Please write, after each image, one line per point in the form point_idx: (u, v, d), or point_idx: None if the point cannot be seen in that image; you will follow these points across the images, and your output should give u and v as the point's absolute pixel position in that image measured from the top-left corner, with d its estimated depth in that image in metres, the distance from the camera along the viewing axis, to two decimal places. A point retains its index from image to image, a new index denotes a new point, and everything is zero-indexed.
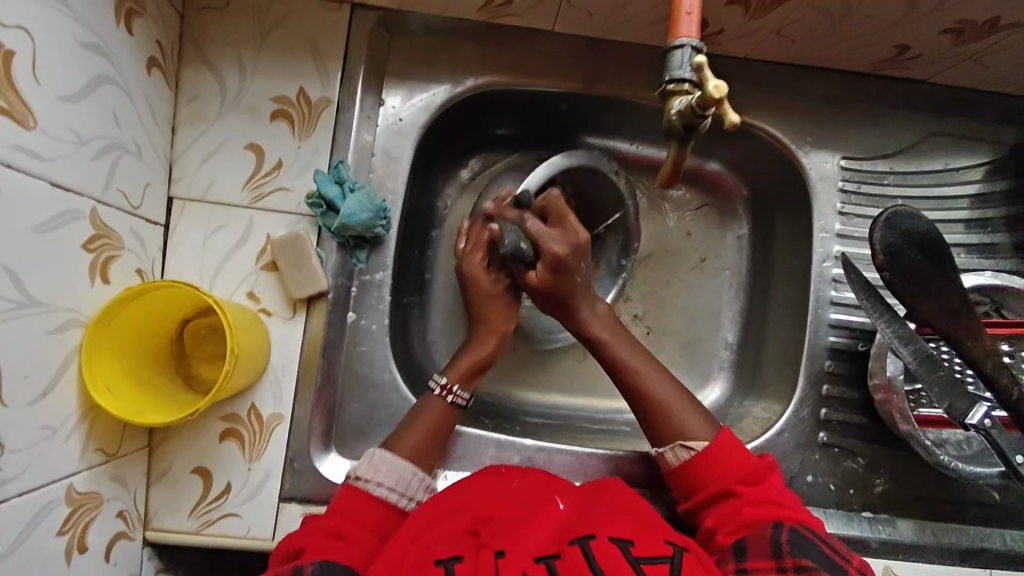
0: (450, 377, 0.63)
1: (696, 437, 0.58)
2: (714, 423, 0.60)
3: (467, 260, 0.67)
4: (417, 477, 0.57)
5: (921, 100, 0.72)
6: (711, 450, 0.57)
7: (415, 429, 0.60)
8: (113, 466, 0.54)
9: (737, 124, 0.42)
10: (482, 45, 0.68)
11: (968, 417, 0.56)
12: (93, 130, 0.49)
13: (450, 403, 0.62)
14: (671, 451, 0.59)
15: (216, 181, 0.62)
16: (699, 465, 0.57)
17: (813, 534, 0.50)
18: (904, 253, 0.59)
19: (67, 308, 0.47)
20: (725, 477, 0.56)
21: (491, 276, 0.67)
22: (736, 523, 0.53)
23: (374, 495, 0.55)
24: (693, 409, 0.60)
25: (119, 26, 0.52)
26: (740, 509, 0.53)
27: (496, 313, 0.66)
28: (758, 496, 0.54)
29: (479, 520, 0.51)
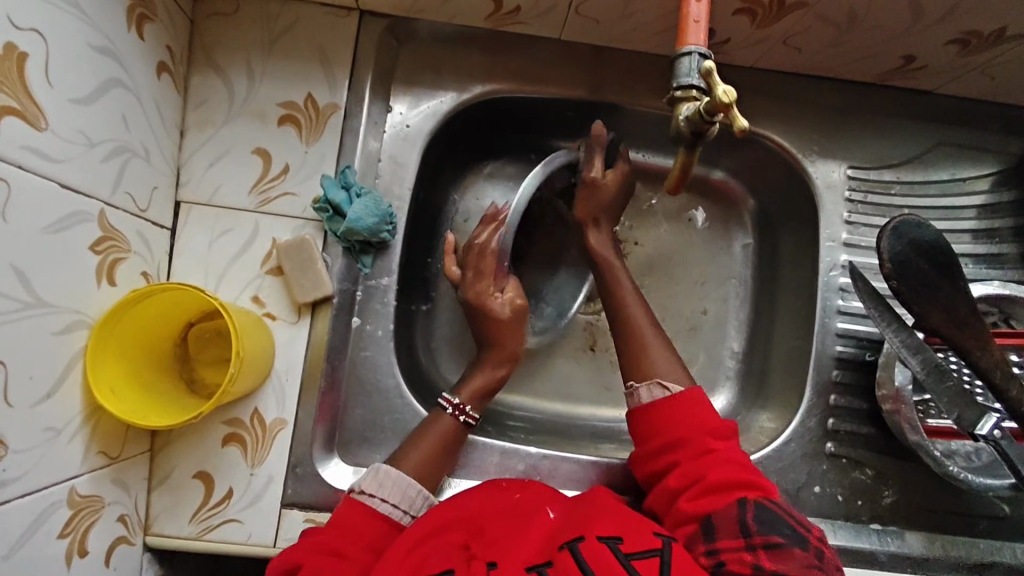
0: (462, 397, 0.63)
1: (672, 380, 0.59)
2: (689, 377, 0.60)
3: (468, 286, 0.65)
4: (421, 494, 0.57)
5: (927, 110, 0.72)
6: (679, 399, 0.57)
7: (424, 445, 0.60)
8: (115, 469, 0.54)
9: (746, 128, 0.41)
10: (489, 52, 0.68)
11: (977, 429, 0.56)
12: (103, 132, 0.50)
13: (461, 422, 0.62)
14: (645, 389, 0.59)
15: (223, 185, 0.62)
16: (665, 411, 0.57)
17: (779, 509, 0.49)
18: (911, 263, 0.59)
19: (73, 309, 0.47)
20: (687, 429, 0.56)
21: (498, 299, 0.65)
22: (702, 483, 0.52)
23: (377, 511, 0.54)
24: (668, 353, 0.62)
25: (130, 31, 0.53)
26: (704, 469, 0.53)
27: (503, 335, 0.65)
28: (722, 455, 0.54)
29: (473, 533, 0.51)
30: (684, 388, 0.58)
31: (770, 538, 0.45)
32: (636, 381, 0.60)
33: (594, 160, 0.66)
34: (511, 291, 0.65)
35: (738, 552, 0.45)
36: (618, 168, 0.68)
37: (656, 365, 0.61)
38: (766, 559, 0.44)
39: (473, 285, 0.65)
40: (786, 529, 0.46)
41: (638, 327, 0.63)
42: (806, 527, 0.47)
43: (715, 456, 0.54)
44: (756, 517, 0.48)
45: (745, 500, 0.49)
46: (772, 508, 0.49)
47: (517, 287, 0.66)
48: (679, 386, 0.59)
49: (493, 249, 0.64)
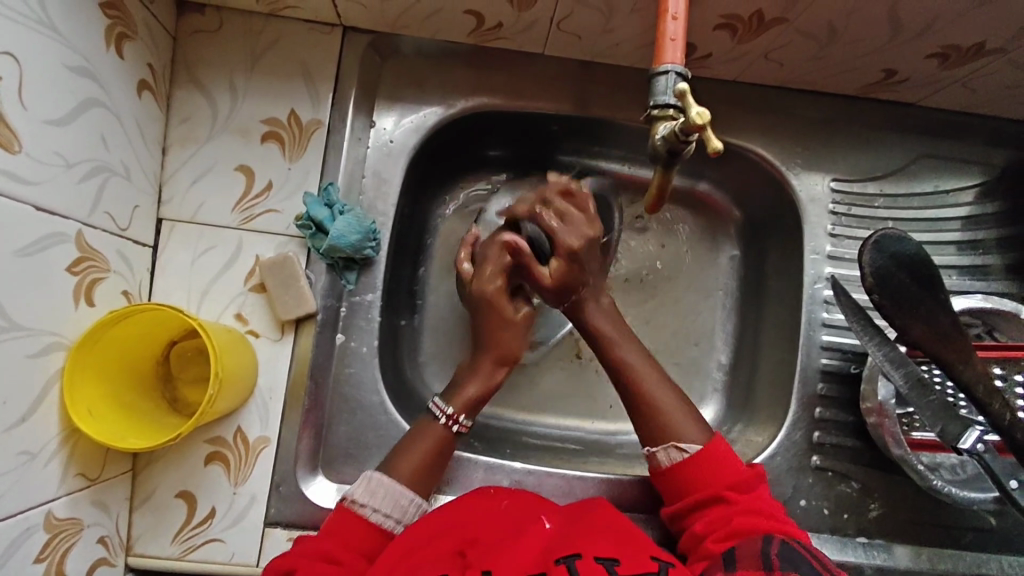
0: (454, 406, 0.61)
1: (690, 439, 0.58)
2: (707, 430, 0.59)
3: (482, 281, 0.63)
4: (414, 503, 0.56)
5: (910, 122, 0.73)
6: (702, 454, 0.57)
7: (410, 458, 0.58)
8: (95, 490, 0.53)
9: (720, 149, 0.41)
10: (473, 68, 0.68)
11: (961, 442, 0.55)
12: (80, 153, 0.49)
13: (454, 432, 0.60)
14: (664, 451, 0.58)
15: (206, 203, 0.62)
16: (689, 469, 0.57)
17: (803, 549, 0.49)
18: (892, 276, 0.59)
19: (50, 331, 0.47)
20: (715, 484, 0.55)
21: (512, 303, 0.63)
22: (727, 530, 0.52)
23: (369, 521, 0.54)
24: (687, 416, 0.59)
25: (110, 50, 0.53)
26: (731, 517, 0.53)
27: (504, 339, 0.63)
28: (748, 504, 0.53)
29: (466, 541, 0.50)
30: (703, 443, 0.58)
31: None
32: (653, 445, 0.59)
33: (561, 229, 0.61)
34: (525, 306, 0.64)
35: None
36: (563, 252, 0.61)
37: (675, 424, 0.59)
38: None
39: (489, 279, 0.63)
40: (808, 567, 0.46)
41: (639, 377, 0.61)
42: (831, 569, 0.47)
43: (743, 506, 0.54)
44: (778, 554, 0.48)
45: (769, 540, 0.50)
46: (795, 548, 0.49)
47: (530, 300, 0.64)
48: (696, 444, 0.58)
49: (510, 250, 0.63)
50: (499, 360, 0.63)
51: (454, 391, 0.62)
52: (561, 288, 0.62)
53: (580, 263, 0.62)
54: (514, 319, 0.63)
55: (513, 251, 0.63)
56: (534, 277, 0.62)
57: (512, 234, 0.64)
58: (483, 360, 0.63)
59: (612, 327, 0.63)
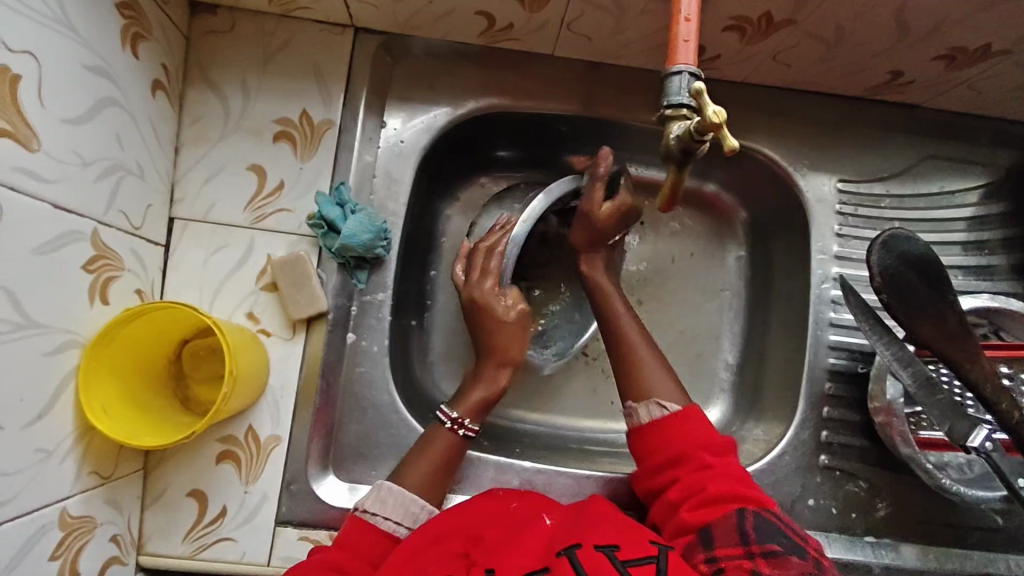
0: (460, 411, 0.61)
1: (669, 399, 0.59)
2: (685, 394, 0.60)
3: (473, 286, 0.64)
4: (425, 510, 0.57)
5: (916, 123, 0.73)
6: (678, 416, 0.58)
7: (421, 464, 0.58)
8: (107, 489, 0.53)
9: (736, 148, 0.41)
10: (484, 68, 0.69)
11: (969, 441, 0.55)
12: (96, 152, 0.50)
13: (460, 436, 0.61)
14: (644, 409, 0.59)
15: (218, 202, 0.62)
16: (665, 426, 0.58)
17: (777, 518, 0.49)
18: (902, 276, 0.60)
19: (65, 329, 0.47)
20: (689, 443, 0.56)
21: (502, 301, 0.64)
22: (699, 496, 0.52)
23: (381, 529, 0.54)
24: (666, 374, 0.61)
25: (125, 49, 0.53)
26: (704, 482, 0.53)
27: (502, 340, 0.64)
28: (722, 470, 0.54)
29: (470, 540, 0.51)
30: (682, 405, 0.59)
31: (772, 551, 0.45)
32: (635, 400, 0.60)
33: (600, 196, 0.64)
34: (517, 302, 0.64)
35: (739, 560, 0.45)
36: (619, 204, 0.66)
37: (649, 381, 0.61)
38: (765, 565, 0.44)
39: (479, 283, 0.64)
40: (791, 543, 0.46)
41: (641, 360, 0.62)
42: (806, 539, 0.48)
43: (716, 470, 0.54)
44: (754, 526, 0.48)
45: (743, 509, 0.50)
46: (771, 521, 0.49)
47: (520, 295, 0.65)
48: (675, 404, 0.59)
49: (501, 251, 0.64)
50: (501, 361, 0.64)
51: (462, 396, 0.63)
52: (603, 231, 0.66)
53: (629, 221, 0.67)
54: (504, 320, 0.63)
55: (499, 255, 0.64)
56: (587, 215, 0.65)
57: (499, 229, 0.65)
58: (485, 362, 0.64)
59: (630, 323, 0.65)
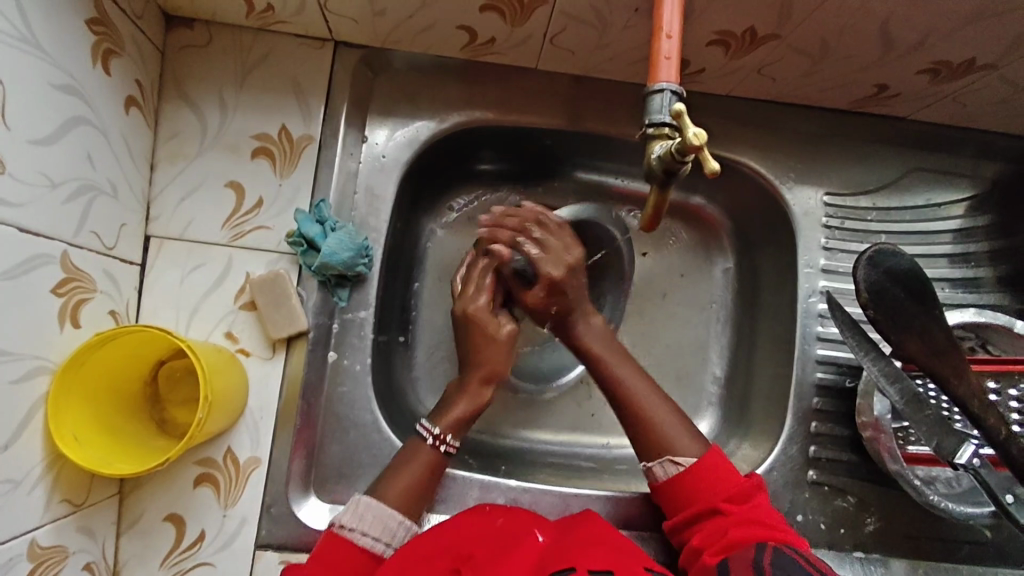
0: (441, 425, 0.59)
1: (686, 454, 0.57)
2: (703, 441, 0.59)
3: (467, 301, 0.63)
4: (403, 526, 0.55)
5: (901, 136, 0.73)
6: (699, 468, 0.56)
7: (398, 481, 0.57)
8: (80, 516, 0.52)
9: (718, 171, 0.40)
10: (466, 81, 0.68)
11: (957, 457, 0.55)
12: (65, 172, 0.48)
13: (441, 452, 0.59)
14: (660, 465, 0.58)
15: (195, 220, 0.61)
16: (688, 482, 0.56)
17: (794, 552, 0.47)
18: (887, 291, 0.59)
19: (34, 355, 0.46)
20: (713, 496, 0.55)
21: (496, 320, 0.62)
22: (722, 544, 0.51)
23: (358, 545, 0.53)
24: (680, 424, 0.59)
25: (96, 66, 0.52)
26: (728, 532, 0.52)
27: (487, 355, 0.61)
28: (743, 516, 0.53)
29: (461, 558, 0.49)
30: (698, 456, 0.57)
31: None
32: (649, 459, 0.59)
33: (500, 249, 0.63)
34: (508, 322, 0.63)
35: None
36: (544, 283, 0.61)
37: (667, 435, 0.58)
38: None
39: (472, 298, 0.63)
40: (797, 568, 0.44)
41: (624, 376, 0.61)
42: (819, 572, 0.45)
43: (741, 518, 0.53)
44: (771, 563, 0.45)
45: (762, 547, 0.48)
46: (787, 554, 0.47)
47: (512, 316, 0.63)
48: (691, 456, 0.57)
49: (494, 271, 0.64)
50: (487, 376, 0.62)
51: (443, 410, 0.61)
52: (538, 310, 0.63)
53: (561, 294, 0.62)
54: (495, 337, 0.62)
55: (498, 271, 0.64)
56: (520, 301, 0.63)
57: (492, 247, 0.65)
58: (471, 378, 0.62)
59: (602, 344, 0.63)
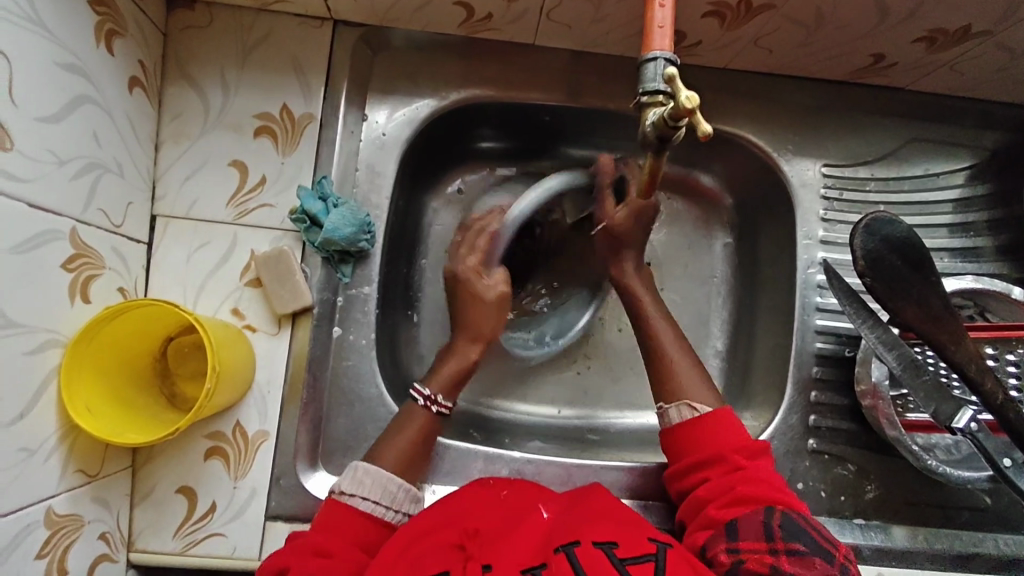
0: (434, 386, 0.62)
1: (701, 401, 0.58)
2: (718, 395, 0.59)
3: (458, 263, 0.65)
4: (403, 489, 0.56)
5: (900, 107, 0.73)
6: (710, 418, 0.57)
7: (398, 443, 0.59)
8: (94, 487, 0.53)
9: (710, 134, 0.41)
10: (464, 59, 0.68)
11: (954, 422, 0.56)
12: (71, 150, 0.49)
13: (434, 413, 0.61)
14: (675, 410, 0.58)
15: (200, 199, 0.62)
16: (694, 431, 0.57)
17: (802, 518, 0.50)
18: (884, 259, 0.59)
19: (46, 328, 0.47)
20: (720, 446, 0.55)
21: (484, 282, 0.63)
22: (729, 497, 0.52)
23: (359, 509, 0.54)
24: (700, 373, 0.60)
25: (99, 46, 0.53)
26: (733, 485, 0.53)
27: (475, 317, 0.63)
28: (752, 474, 0.53)
29: (467, 533, 0.48)
30: (714, 407, 0.58)
31: (793, 545, 0.47)
32: (665, 402, 0.60)
33: (610, 203, 0.61)
34: (500, 282, 0.64)
35: (761, 555, 0.47)
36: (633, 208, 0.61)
37: (686, 382, 0.59)
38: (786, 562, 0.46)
39: (463, 259, 0.64)
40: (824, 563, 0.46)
41: (652, 324, 0.63)
42: (828, 542, 0.48)
43: (747, 472, 0.53)
44: (780, 527, 0.49)
45: (772, 513, 0.50)
46: (796, 521, 0.49)
47: (506, 277, 0.64)
48: (707, 405, 0.58)
49: (490, 232, 0.63)
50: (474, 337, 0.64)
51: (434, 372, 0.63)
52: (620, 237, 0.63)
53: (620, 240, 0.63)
54: (485, 299, 0.63)
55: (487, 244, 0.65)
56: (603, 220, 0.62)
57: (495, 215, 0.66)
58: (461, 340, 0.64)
59: (639, 282, 0.65)
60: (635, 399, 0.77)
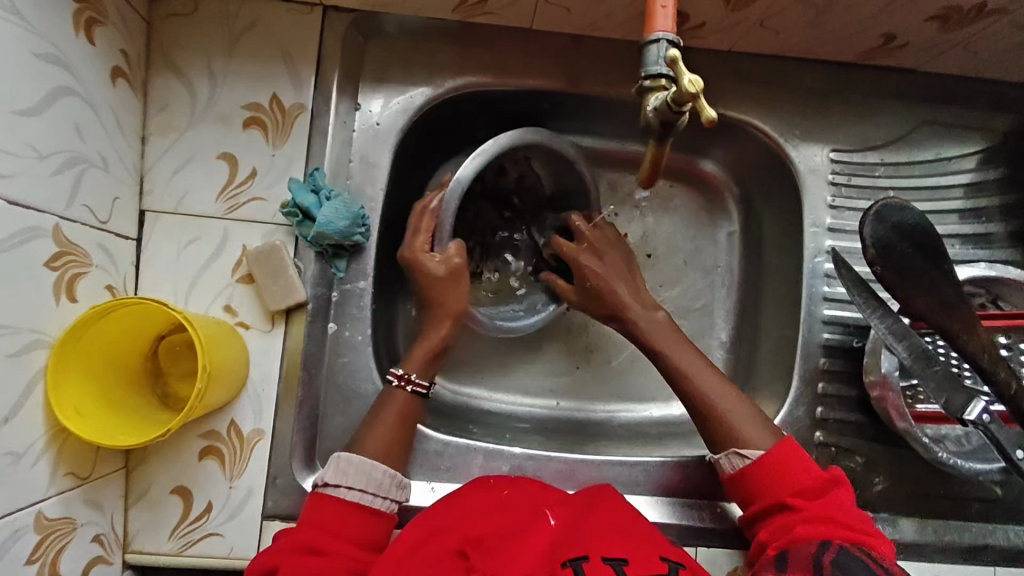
0: (408, 368, 0.61)
1: (753, 445, 0.56)
2: (775, 433, 0.57)
3: (409, 242, 0.62)
4: (388, 476, 0.55)
5: (911, 89, 0.71)
6: (768, 461, 0.55)
7: (378, 428, 0.57)
8: (87, 489, 0.52)
9: (714, 119, 0.39)
10: (460, 45, 0.66)
11: (966, 413, 0.54)
12: (53, 144, 0.48)
13: (411, 393, 0.60)
14: (727, 459, 0.57)
15: (189, 192, 0.60)
16: (756, 474, 0.55)
17: (863, 554, 0.45)
18: (895, 247, 0.57)
19: (31, 328, 0.46)
20: (783, 488, 0.54)
21: (431, 257, 0.61)
22: (788, 539, 0.50)
23: (345, 500, 0.53)
24: (754, 423, 0.58)
25: (79, 36, 0.51)
26: (796, 527, 0.51)
27: (446, 294, 0.62)
28: (815, 514, 0.51)
29: (468, 539, 0.47)
30: (766, 449, 0.56)
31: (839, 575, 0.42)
32: (717, 451, 0.58)
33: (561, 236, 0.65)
34: (455, 253, 0.62)
35: None
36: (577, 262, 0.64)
37: (738, 429, 0.57)
38: None
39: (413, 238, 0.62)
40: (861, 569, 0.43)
41: (693, 374, 0.59)
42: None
43: (809, 514, 0.52)
44: (830, 559, 0.44)
45: (826, 546, 0.47)
46: (854, 555, 0.45)
47: (461, 248, 0.62)
48: (760, 450, 0.56)
49: (433, 207, 0.62)
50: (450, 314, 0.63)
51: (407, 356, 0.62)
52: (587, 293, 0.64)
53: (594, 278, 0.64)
54: (441, 275, 0.61)
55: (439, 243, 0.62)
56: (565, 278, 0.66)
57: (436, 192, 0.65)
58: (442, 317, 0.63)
59: (661, 335, 0.62)
60: (638, 392, 0.76)
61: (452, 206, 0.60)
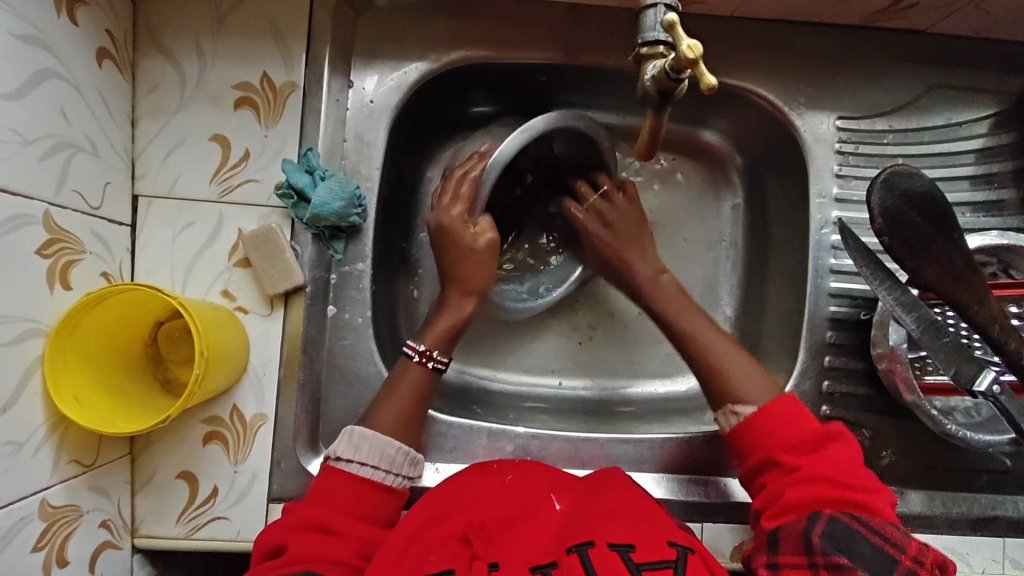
0: (427, 343, 0.59)
1: (747, 402, 0.56)
2: (774, 388, 0.57)
3: (439, 213, 0.60)
4: (401, 452, 0.55)
5: (921, 52, 0.69)
6: (759, 419, 0.54)
7: (393, 404, 0.57)
8: (91, 476, 0.52)
9: (714, 86, 0.37)
10: (454, 17, 0.64)
11: (975, 384, 0.54)
12: (38, 129, 0.47)
13: (430, 369, 0.59)
14: (722, 417, 0.57)
15: (182, 176, 0.59)
16: (748, 432, 0.55)
17: (858, 523, 0.46)
18: (904, 216, 0.56)
19: (25, 317, 0.45)
20: (773, 446, 0.53)
21: (470, 230, 0.59)
22: (781, 506, 0.50)
23: (357, 474, 0.53)
24: (752, 374, 0.57)
25: (60, 16, 0.49)
26: (787, 489, 0.51)
27: (463, 271, 0.60)
28: (809, 472, 0.51)
29: (473, 524, 0.47)
30: (760, 404, 0.55)
31: (834, 561, 0.43)
32: (716, 410, 0.58)
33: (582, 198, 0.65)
34: (486, 229, 0.60)
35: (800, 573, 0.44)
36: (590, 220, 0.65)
37: (738, 385, 0.57)
38: None
39: (446, 209, 0.59)
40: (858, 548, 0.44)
41: (691, 331, 0.60)
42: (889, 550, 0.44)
43: (804, 471, 0.51)
44: (820, 532, 0.45)
45: (816, 516, 0.47)
46: (846, 522, 0.46)
47: (491, 224, 0.60)
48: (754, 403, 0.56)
49: (472, 177, 0.59)
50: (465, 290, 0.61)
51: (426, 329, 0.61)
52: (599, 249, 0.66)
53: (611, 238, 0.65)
54: (473, 249, 0.59)
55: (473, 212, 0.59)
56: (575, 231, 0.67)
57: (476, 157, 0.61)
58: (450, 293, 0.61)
59: (668, 299, 0.62)
60: (642, 368, 0.75)
61: (490, 181, 0.57)
